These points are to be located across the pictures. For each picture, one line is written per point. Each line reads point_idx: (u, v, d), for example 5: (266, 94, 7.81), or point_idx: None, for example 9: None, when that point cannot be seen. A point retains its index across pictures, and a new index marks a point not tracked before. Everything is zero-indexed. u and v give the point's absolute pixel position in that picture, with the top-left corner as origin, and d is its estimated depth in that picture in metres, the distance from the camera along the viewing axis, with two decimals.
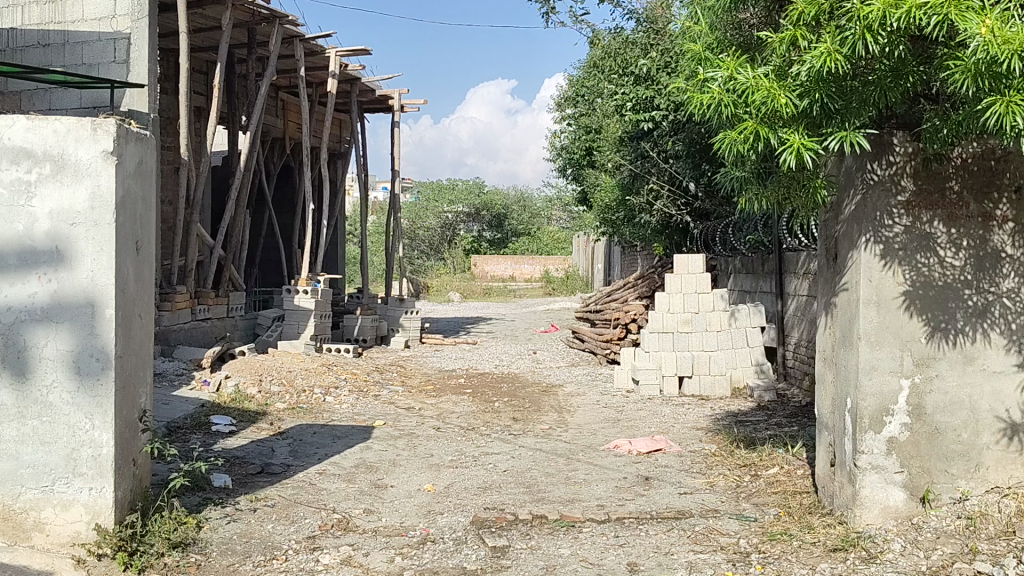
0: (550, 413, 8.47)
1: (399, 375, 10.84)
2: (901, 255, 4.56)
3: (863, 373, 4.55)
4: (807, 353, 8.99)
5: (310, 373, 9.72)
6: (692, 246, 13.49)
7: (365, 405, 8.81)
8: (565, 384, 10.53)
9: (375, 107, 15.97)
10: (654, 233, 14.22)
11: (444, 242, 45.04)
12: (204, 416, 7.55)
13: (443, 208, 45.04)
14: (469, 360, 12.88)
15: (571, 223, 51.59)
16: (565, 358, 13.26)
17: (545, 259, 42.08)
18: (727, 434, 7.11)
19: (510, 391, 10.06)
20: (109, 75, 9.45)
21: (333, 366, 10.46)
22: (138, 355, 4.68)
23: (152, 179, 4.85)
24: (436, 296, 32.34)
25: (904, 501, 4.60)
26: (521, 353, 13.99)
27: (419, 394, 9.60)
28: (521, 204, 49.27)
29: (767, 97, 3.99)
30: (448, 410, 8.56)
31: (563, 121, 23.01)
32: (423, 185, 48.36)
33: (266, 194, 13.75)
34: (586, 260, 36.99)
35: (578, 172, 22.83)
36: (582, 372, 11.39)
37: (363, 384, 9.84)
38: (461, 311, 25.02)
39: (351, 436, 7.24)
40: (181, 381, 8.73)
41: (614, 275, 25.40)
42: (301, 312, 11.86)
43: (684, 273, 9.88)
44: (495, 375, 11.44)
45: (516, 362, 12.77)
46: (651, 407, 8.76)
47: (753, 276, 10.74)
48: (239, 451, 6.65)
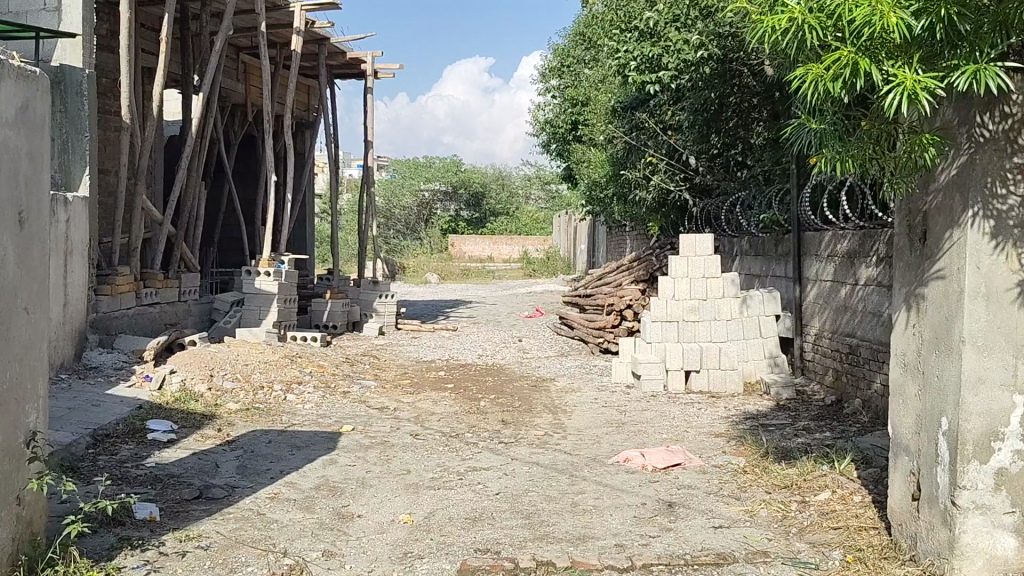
0: (544, 415, 7.42)
1: (371, 368, 9.74)
2: (1017, 234, 3.52)
3: (967, 386, 3.53)
4: (830, 346, 8.03)
5: (270, 365, 8.60)
6: (691, 226, 12.45)
7: (332, 404, 7.71)
8: (556, 377, 9.48)
9: (346, 73, 14.73)
10: (650, 211, 13.19)
11: (421, 222, 43.83)
12: (138, 421, 6.41)
13: (420, 187, 43.80)
14: (449, 349, 11.81)
15: (551, 203, 50.58)
16: (553, 347, 12.22)
17: (524, 240, 41.07)
18: (754, 444, 6.09)
19: (497, 386, 9.00)
20: (37, 23, 8.21)
21: (298, 357, 9.34)
22: (23, 360, 3.56)
23: (41, 128, 3.71)
24: (412, 277, 31.19)
25: (1015, 549, 3.60)
26: (505, 340, 12.95)
27: (395, 390, 8.52)
28: (500, 183, 48.11)
29: (871, 13, 2.93)
30: (427, 411, 7.48)
31: (547, 94, 21.89)
32: (400, 162, 47.01)
33: (226, 166, 12.55)
34: (567, 240, 36.00)
35: (563, 148, 21.75)
36: (574, 364, 10.34)
37: (330, 379, 8.74)
38: (439, 294, 23.92)
39: (313, 446, 6.14)
40: (119, 377, 7.60)
41: (599, 257, 24.45)
42: (264, 297, 10.72)
43: (691, 256, 8.89)
44: (479, 368, 10.36)
45: (501, 352, 11.70)
46: (657, 407, 7.74)
47: (763, 259, 9.75)
48: (177, 467, 5.54)
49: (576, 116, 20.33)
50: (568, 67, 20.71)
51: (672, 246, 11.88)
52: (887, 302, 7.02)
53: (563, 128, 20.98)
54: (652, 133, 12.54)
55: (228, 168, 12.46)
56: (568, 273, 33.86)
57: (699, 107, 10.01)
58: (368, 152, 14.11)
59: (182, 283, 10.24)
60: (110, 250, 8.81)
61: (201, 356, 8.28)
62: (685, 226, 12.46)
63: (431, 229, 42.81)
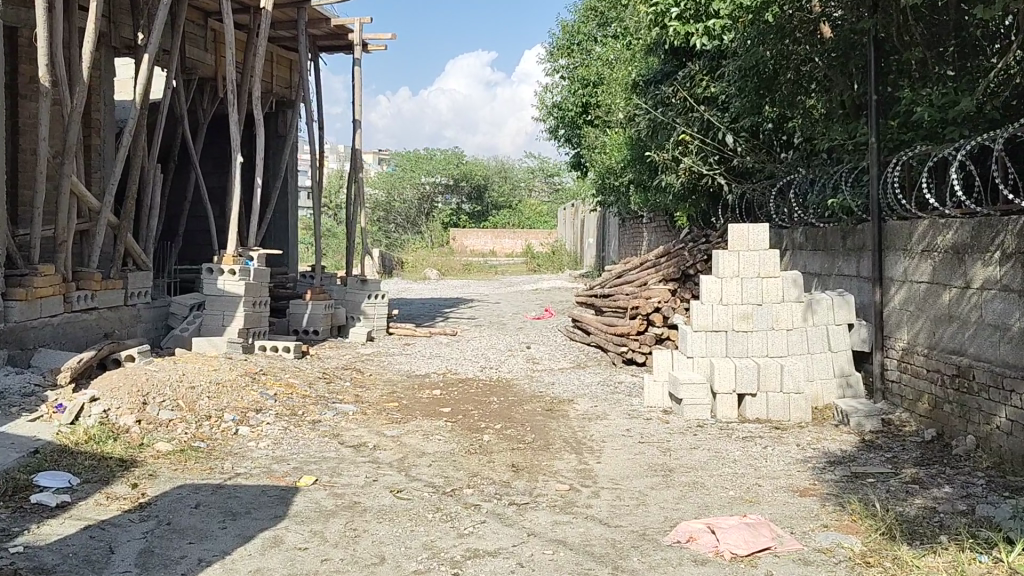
0: (566, 457, 5.75)
1: (352, 386, 8.06)
2: None
3: None
4: (925, 365, 6.41)
5: (222, 387, 6.92)
6: (726, 217, 10.83)
7: (295, 440, 6.04)
8: (577, 399, 7.80)
9: (331, 43, 13.04)
10: (677, 200, 11.56)
11: (422, 215, 42.11)
12: (23, 476, 4.74)
13: (420, 180, 42.06)
14: (447, 358, 10.16)
15: (555, 196, 49.10)
16: (567, 357, 10.54)
17: (527, 234, 39.71)
18: (864, 511, 4.41)
19: (505, 412, 7.33)
20: None
21: (261, 374, 7.67)
22: None
23: None
24: (411, 273, 29.56)
25: None
26: (512, 348, 11.28)
27: (377, 418, 6.84)
28: (502, 175, 46.60)
29: None
30: (415, 451, 5.80)
31: (554, 75, 20.30)
32: (399, 154, 45.29)
33: (190, 148, 10.94)
34: (573, 235, 34.52)
35: (571, 134, 20.16)
36: (595, 381, 8.64)
37: (299, 403, 7.07)
38: (438, 292, 22.24)
39: (257, 512, 4.47)
40: (23, 407, 5.93)
41: (610, 252, 22.92)
42: (227, 299, 9.09)
43: (743, 251, 7.27)
44: (482, 385, 8.67)
45: (507, 363, 10.01)
46: (712, 444, 6.06)
47: (825, 255, 8.13)
48: (52, 553, 3.86)
49: (587, 99, 18.66)
50: (577, 45, 19.11)
51: (709, 239, 10.18)
52: (1016, 311, 5.41)
53: (573, 112, 19.27)
54: (681, 108, 10.91)
55: (193, 149, 10.82)
56: (575, 269, 32.18)
57: (750, 69, 8.42)
58: (355, 134, 12.44)
59: (128, 284, 8.63)
60: (28, 244, 7.21)
61: (133, 376, 6.60)
62: (719, 217, 10.83)
63: (432, 223, 41.11)
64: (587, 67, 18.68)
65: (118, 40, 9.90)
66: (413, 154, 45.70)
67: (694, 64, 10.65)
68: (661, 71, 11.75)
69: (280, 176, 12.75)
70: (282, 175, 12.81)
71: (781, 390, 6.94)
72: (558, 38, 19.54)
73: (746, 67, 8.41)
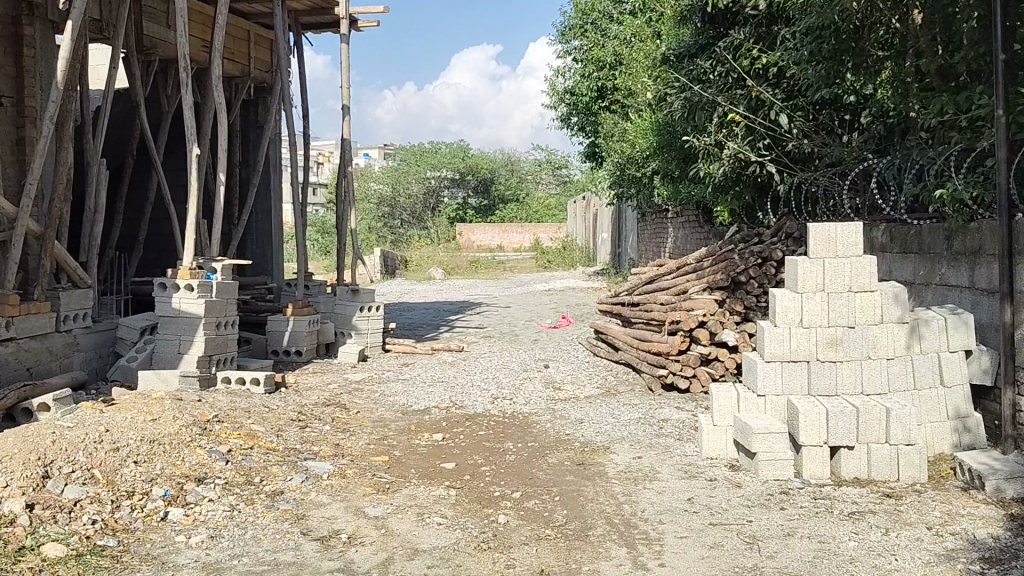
0: (615, 555, 4.13)
1: (332, 432, 6.46)
2: None
3: None
4: None
5: (157, 447, 5.33)
6: (777, 211, 9.24)
7: (241, 529, 4.44)
8: (615, 447, 6.17)
9: (315, 18, 11.41)
10: (716, 192, 9.99)
11: (427, 211, 40.42)
12: None
13: (426, 174, 40.39)
14: (452, 384, 8.55)
15: (564, 189, 47.56)
16: (594, 380, 8.92)
17: (536, 227, 38.62)
18: None
19: (524, 468, 5.72)
20: None
21: (214, 420, 6.08)
22: None
23: None
24: (416, 272, 28.05)
25: None
26: (528, 367, 9.65)
27: (359, 484, 5.24)
28: (509, 168, 45.12)
29: None
30: (405, 548, 4.20)
31: (565, 57, 18.66)
32: (403, 147, 43.63)
33: (150, 143, 9.37)
34: (583, 229, 33.19)
35: (585, 121, 18.55)
36: (633, 416, 7.02)
37: (259, 463, 5.47)
38: (444, 294, 20.64)
39: None
40: None
41: (627, 247, 21.39)
42: (185, 321, 7.50)
43: (830, 260, 5.66)
44: (494, 424, 7.03)
45: (523, 389, 8.38)
46: (813, 532, 4.42)
47: (927, 261, 6.55)
48: None
49: (603, 82, 17.03)
50: (591, 23, 17.45)
51: (761, 238, 8.53)
52: None
53: (587, 97, 17.59)
54: (722, 83, 9.32)
55: (152, 144, 9.24)
56: (588, 265, 30.58)
57: (827, 26, 6.82)
58: (345, 122, 10.81)
59: (59, 306, 7.10)
60: None
61: (33, 439, 5.01)
62: (770, 212, 9.24)
63: (437, 218, 39.45)
64: (603, 47, 16.99)
65: (56, 13, 8.28)
66: (417, 147, 44.04)
67: (741, 32, 9.07)
68: (696, 44, 10.19)
69: (259, 172, 11.18)
70: (262, 170, 11.22)
71: (887, 442, 5.33)
72: (570, 16, 17.83)
73: (822, 23, 6.81)
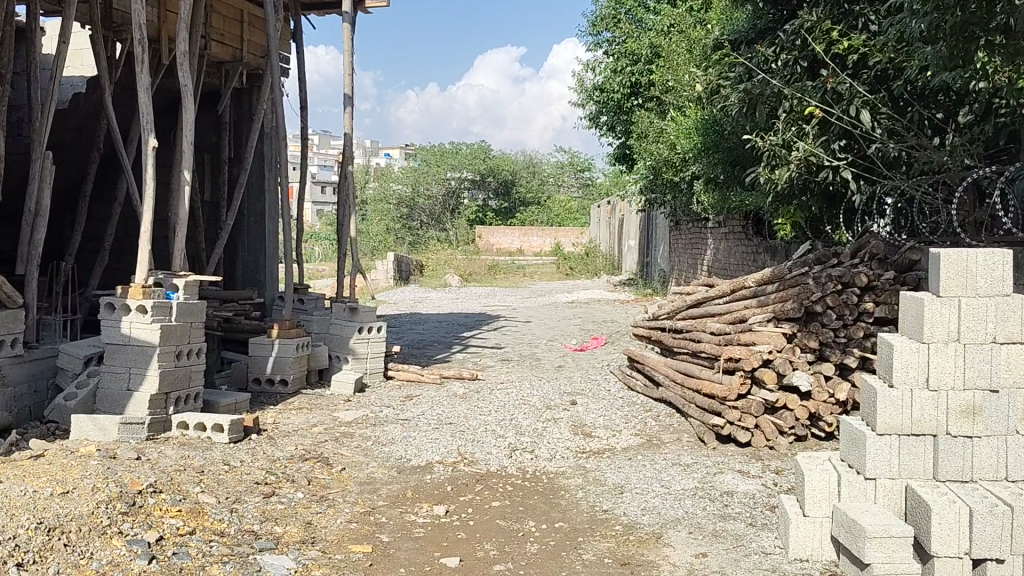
0: None
1: (305, 503, 5.06)
2: None
3: None
4: None
5: (56, 539, 3.96)
6: (856, 226, 7.78)
7: None
8: (668, 535, 4.72)
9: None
10: (777, 203, 8.54)
11: (447, 212, 39.08)
12: None
13: (446, 175, 39.12)
14: (462, 426, 7.14)
15: (586, 192, 46.19)
16: (631, 424, 7.47)
17: (557, 231, 37.32)
18: None
19: (552, 569, 4.29)
20: None
21: (149, 492, 4.73)
22: None
23: None
24: (432, 277, 26.72)
25: None
26: (552, 404, 8.21)
27: None
28: (530, 170, 43.86)
29: None
30: None
31: (594, 50, 17.26)
32: (423, 147, 42.35)
33: (116, 138, 8.09)
34: (606, 234, 31.85)
35: (615, 120, 17.14)
36: (686, 484, 5.56)
37: (195, 560, 4.09)
38: (459, 303, 19.29)
39: None
40: None
41: (657, 255, 19.97)
42: (138, 350, 6.15)
43: (967, 301, 4.19)
44: (510, 488, 5.60)
45: (548, 435, 6.97)
46: None
47: None
48: None
49: (637, 78, 15.61)
50: (625, 14, 16.03)
51: (837, 258, 7.02)
52: None
53: (620, 94, 16.14)
54: (788, 74, 7.91)
55: (119, 140, 7.98)
56: (612, 273, 29.04)
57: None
58: (346, 114, 9.43)
59: None
60: None
61: None
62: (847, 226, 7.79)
63: (457, 219, 38.11)
64: (638, 39, 15.54)
65: None
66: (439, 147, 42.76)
67: (813, 11, 7.63)
68: (751, 29, 8.77)
69: (247, 169, 9.81)
70: (251, 168, 9.85)
71: None
72: (603, 6, 16.39)
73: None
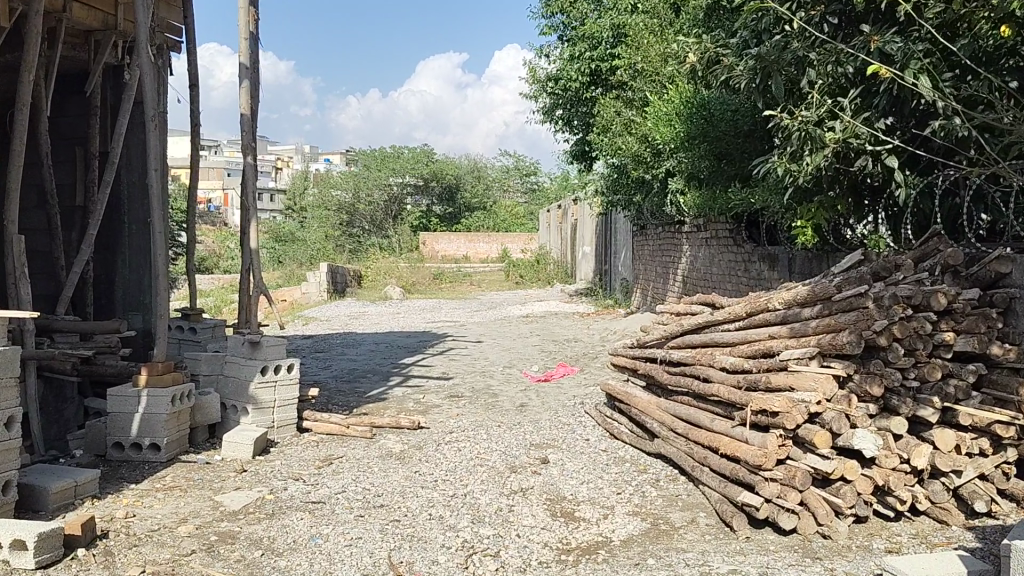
0: None
1: None
2: None
3: None
4: None
5: None
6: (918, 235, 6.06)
7: None
8: None
9: None
10: (800, 201, 6.79)
11: (389, 218, 37.00)
12: None
13: (388, 180, 37.05)
14: (396, 510, 5.18)
15: (533, 198, 44.58)
16: (625, 496, 5.60)
17: (503, 237, 35.61)
18: None
19: None
20: None
21: None
22: None
23: None
24: (372, 290, 24.67)
25: None
26: (515, 464, 6.29)
27: None
28: (474, 176, 42.12)
29: None
30: None
31: (547, 35, 15.45)
32: (363, 151, 40.18)
33: None
34: (557, 242, 30.22)
35: (572, 114, 15.36)
36: None
37: None
38: (401, 320, 17.29)
39: None
40: None
41: (616, 262, 18.29)
42: None
43: None
44: None
45: (515, 521, 5.06)
46: None
47: None
48: None
49: (597, 63, 13.83)
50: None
51: (899, 272, 5.18)
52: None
53: (577, 83, 14.33)
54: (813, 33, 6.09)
55: None
56: (565, 282, 27.40)
57: None
58: (242, 92, 7.35)
59: None
60: None
61: None
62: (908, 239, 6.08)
63: (400, 226, 36.06)
64: (598, 21, 13.75)
65: None
66: (380, 150, 40.63)
67: None
68: None
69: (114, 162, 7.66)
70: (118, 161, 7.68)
71: None
72: None
73: None
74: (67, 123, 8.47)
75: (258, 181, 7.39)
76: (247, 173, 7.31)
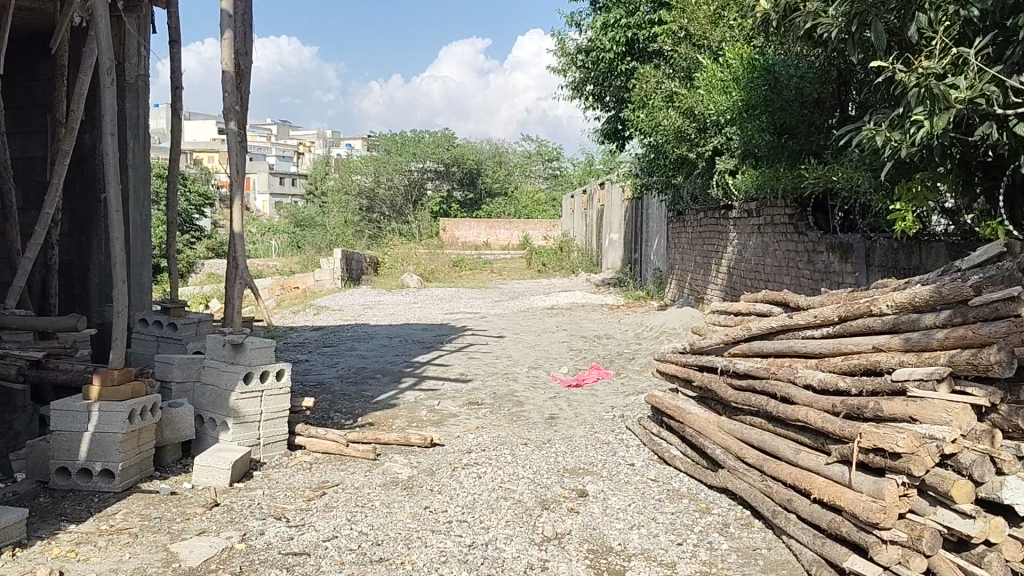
0: None
1: None
2: None
3: None
4: None
5: None
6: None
7: None
8: None
9: None
10: (898, 181, 5.65)
11: (409, 203, 35.95)
12: None
13: (409, 165, 35.98)
14: (398, 566, 4.04)
15: (556, 184, 43.42)
16: (688, 548, 4.43)
17: (525, 223, 34.50)
18: None
19: None
20: None
21: None
22: None
23: None
24: (390, 277, 23.62)
25: None
26: (547, 498, 5.12)
27: None
28: (495, 160, 40.99)
29: None
30: None
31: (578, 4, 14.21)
32: (383, 135, 39.11)
33: None
34: (582, 229, 29.08)
35: (605, 89, 14.14)
36: None
37: None
38: (418, 310, 16.20)
39: None
40: None
41: (648, 251, 17.11)
42: None
43: None
44: None
45: None
46: None
47: None
48: None
49: (634, 32, 12.60)
50: None
51: None
52: None
53: (611, 54, 13.10)
54: None
55: None
56: (591, 271, 26.28)
57: None
58: (224, 42, 6.15)
59: None
60: None
61: None
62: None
63: (419, 212, 34.99)
64: None
65: None
66: (400, 133, 39.52)
67: None
68: None
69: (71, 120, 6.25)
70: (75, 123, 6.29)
71: None
72: None
73: None
74: (38, 89, 7.40)
75: (243, 153, 6.32)
76: (229, 141, 6.23)
